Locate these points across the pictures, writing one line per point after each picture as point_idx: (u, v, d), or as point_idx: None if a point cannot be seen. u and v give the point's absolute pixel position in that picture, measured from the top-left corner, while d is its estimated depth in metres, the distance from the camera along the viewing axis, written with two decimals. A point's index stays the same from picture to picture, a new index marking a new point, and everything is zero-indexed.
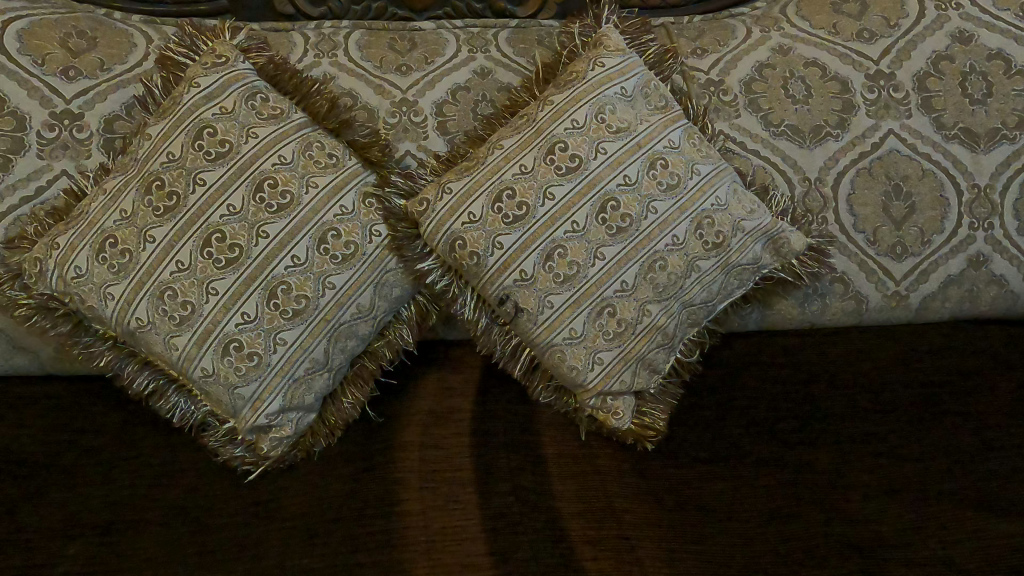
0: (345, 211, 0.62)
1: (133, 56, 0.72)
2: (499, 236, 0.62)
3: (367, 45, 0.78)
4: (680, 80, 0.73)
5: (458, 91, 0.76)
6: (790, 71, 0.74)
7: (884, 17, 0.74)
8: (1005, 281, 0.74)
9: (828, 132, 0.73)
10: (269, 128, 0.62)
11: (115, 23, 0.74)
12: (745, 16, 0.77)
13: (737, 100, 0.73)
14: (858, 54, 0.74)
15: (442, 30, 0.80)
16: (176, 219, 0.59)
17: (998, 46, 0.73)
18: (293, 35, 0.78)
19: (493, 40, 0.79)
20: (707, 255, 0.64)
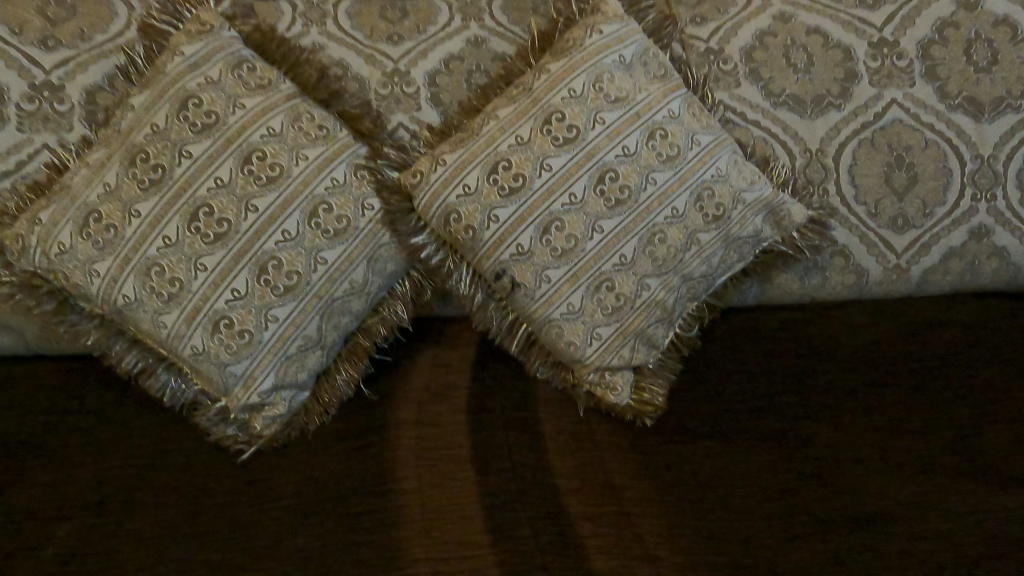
0: (336, 184, 0.60)
1: (116, 24, 0.69)
2: (494, 209, 0.60)
3: (356, 14, 0.74)
4: (680, 50, 0.70)
5: (452, 61, 0.74)
6: (793, 39, 0.72)
7: None
8: (1007, 252, 0.73)
9: (830, 102, 0.71)
10: (257, 99, 0.60)
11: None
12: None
13: (739, 68, 0.71)
14: (862, 21, 0.72)
15: None
16: (161, 193, 0.57)
17: (1006, 12, 0.71)
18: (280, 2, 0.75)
19: (488, 5, 0.75)
20: (706, 228, 0.63)
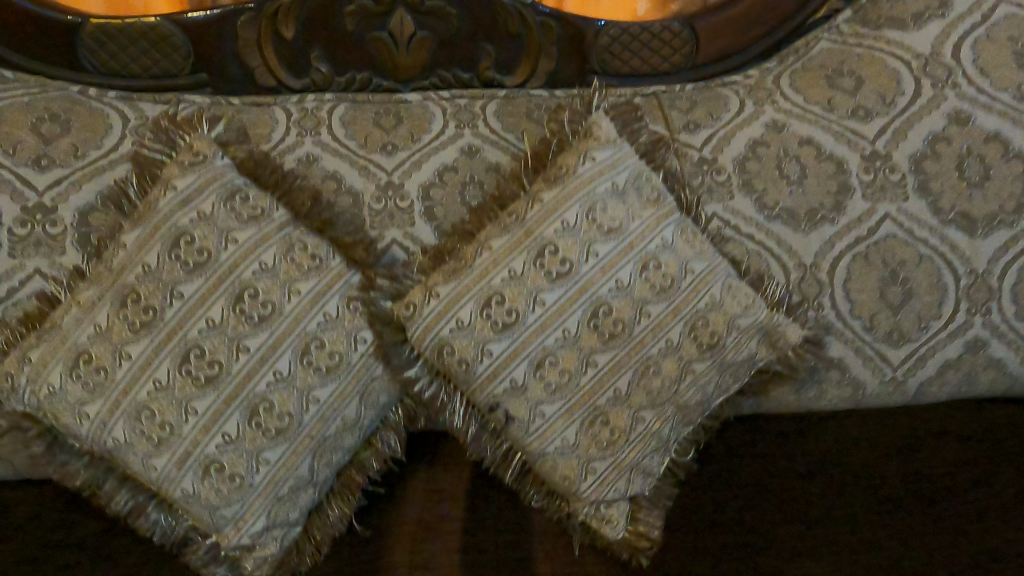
0: (329, 318, 0.61)
1: (110, 138, 0.72)
2: (487, 344, 0.60)
3: (353, 121, 0.78)
4: (675, 162, 0.72)
5: (446, 172, 0.75)
6: (785, 149, 0.74)
7: (881, 93, 0.74)
8: (1004, 364, 0.73)
9: (824, 215, 0.72)
10: (249, 232, 0.60)
11: (89, 102, 0.75)
12: (733, 92, 0.77)
13: (729, 180, 0.73)
14: (855, 132, 0.73)
15: (429, 101, 0.80)
16: (152, 336, 0.57)
17: (996, 128, 0.71)
18: (276, 108, 0.78)
19: (481, 112, 0.79)
20: (701, 357, 0.63)
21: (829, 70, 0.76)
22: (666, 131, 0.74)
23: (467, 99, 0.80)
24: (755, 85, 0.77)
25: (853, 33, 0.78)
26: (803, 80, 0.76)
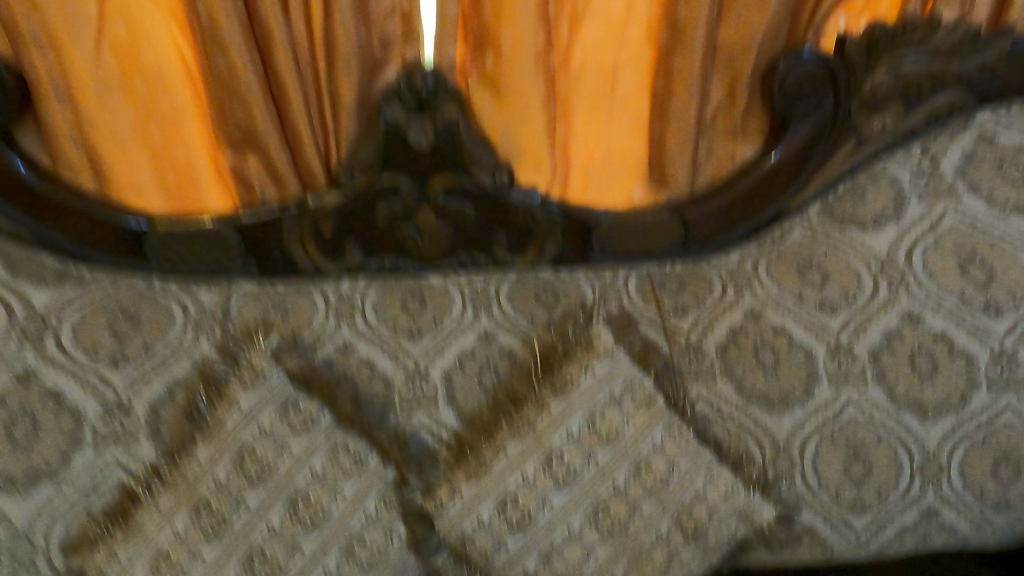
0: (366, 517, 0.79)
1: (170, 330, 0.87)
2: (502, 539, 0.75)
3: (382, 307, 0.91)
4: (665, 347, 0.90)
5: (464, 357, 0.92)
6: (760, 338, 0.88)
7: (843, 289, 0.87)
8: (954, 526, 0.89)
9: (796, 400, 0.88)
10: (301, 444, 0.78)
11: (155, 296, 0.87)
12: (716, 278, 0.90)
13: (712, 363, 0.89)
14: (821, 325, 0.88)
15: (450, 284, 0.92)
16: (222, 541, 0.75)
17: (944, 329, 0.86)
18: (315, 293, 0.91)
19: (494, 297, 0.92)
20: (686, 544, 0.77)
21: (800, 263, 0.89)
22: (653, 317, 0.91)
23: (482, 281, 0.92)
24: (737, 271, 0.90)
25: (823, 228, 0.89)
26: (779, 266, 0.89)
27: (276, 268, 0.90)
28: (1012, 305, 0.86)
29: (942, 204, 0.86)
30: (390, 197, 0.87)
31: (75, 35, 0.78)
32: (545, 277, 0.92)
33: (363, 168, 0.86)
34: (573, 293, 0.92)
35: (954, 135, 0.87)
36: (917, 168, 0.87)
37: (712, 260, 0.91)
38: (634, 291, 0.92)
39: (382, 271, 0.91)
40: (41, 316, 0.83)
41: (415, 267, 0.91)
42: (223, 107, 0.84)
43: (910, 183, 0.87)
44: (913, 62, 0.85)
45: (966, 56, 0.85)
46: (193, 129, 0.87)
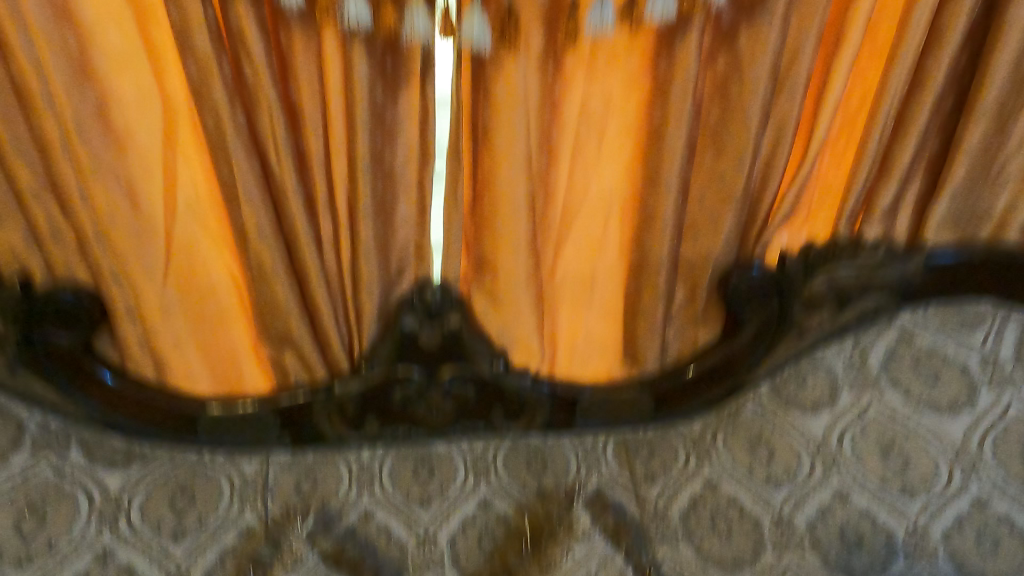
0: None
1: (220, 503, 1.00)
2: None
3: (396, 474, 1.05)
4: (633, 508, 1.03)
5: (466, 524, 1.02)
6: (715, 507, 1.01)
7: (786, 467, 1.02)
8: None
9: (744, 563, 0.98)
10: None
11: (208, 470, 1.02)
12: (681, 444, 1.07)
13: (675, 525, 1.01)
14: (767, 498, 1.01)
15: (455, 451, 1.08)
16: None
17: (870, 506, 0.98)
18: (341, 461, 1.06)
19: (492, 463, 1.07)
20: None
21: (752, 437, 1.05)
22: (624, 483, 1.05)
23: (482, 448, 1.08)
24: (697, 439, 1.07)
25: (772, 407, 1.06)
26: (733, 438, 1.06)
27: (308, 438, 1.06)
28: (925, 488, 0.98)
29: (867, 395, 1.02)
30: (404, 383, 1.03)
31: (145, 271, 0.93)
32: (536, 441, 1.09)
33: (381, 362, 1.01)
34: (558, 461, 1.07)
35: (879, 331, 1.03)
36: (849, 360, 1.04)
37: (677, 424, 1.10)
38: (611, 458, 1.07)
39: (397, 439, 1.08)
40: (116, 499, 0.97)
41: (425, 435, 1.08)
42: (264, 319, 0.99)
43: (842, 373, 1.03)
44: (846, 274, 1.01)
45: (893, 266, 1.01)
46: (239, 330, 1.03)
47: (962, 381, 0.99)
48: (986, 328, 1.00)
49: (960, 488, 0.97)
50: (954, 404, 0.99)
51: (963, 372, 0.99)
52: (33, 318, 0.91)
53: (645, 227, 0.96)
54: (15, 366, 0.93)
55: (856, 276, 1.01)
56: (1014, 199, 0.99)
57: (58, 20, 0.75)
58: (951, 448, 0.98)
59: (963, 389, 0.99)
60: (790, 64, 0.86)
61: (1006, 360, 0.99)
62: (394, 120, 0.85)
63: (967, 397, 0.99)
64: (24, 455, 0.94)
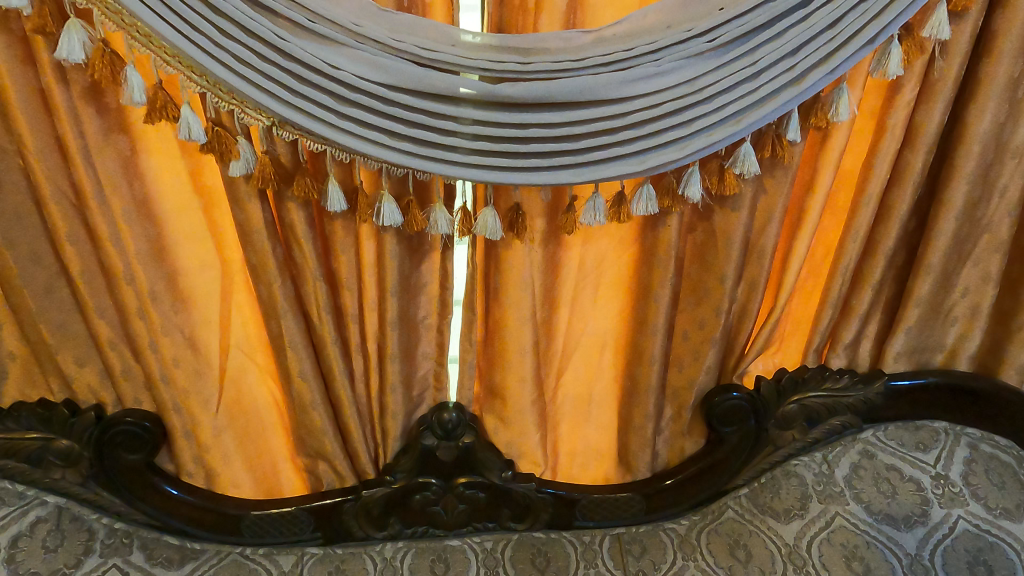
0: None
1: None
2: None
3: (415, 567, 1.14)
4: None
5: None
6: None
7: (762, 569, 1.09)
8: None
9: None
10: None
11: (251, 562, 1.13)
12: (669, 542, 1.17)
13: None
14: None
15: (466, 543, 1.19)
16: None
17: None
18: (366, 554, 1.16)
19: (501, 558, 1.16)
20: None
21: (731, 540, 1.14)
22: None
23: (491, 541, 1.19)
24: (681, 540, 1.16)
25: (748, 513, 1.15)
26: (715, 543, 1.14)
27: (338, 537, 1.19)
28: None
29: (833, 506, 1.11)
30: (424, 489, 1.14)
31: (201, 403, 1.07)
32: (539, 535, 1.20)
33: (404, 471, 1.13)
34: (559, 557, 1.16)
35: (845, 448, 1.16)
36: (818, 472, 1.15)
37: (665, 522, 1.22)
38: (607, 551, 1.17)
39: (416, 535, 1.19)
40: None
41: (441, 531, 1.19)
42: (302, 438, 1.13)
43: (812, 483, 1.14)
44: (815, 398, 1.15)
45: (855, 391, 1.16)
46: (279, 441, 1.19)
47: (915, 496, 1.10)
48: (936, 450, 1.14)
49: None
50: (909, 518, 1.09)
51: (916, 487, 1.11)
52: (105, 442, 1.06)
53: (635, 361, 1.10)
54: (87, 480, 1.07)
55: (823, 400, 1.15)
56: (962, 335, 1.15)
57: (141, 216, 0.90)
58: (906, 557, 1.07)
59: (916, 505, 1.09)
60: (759, 234, 0.99)
61: (954, 480, 1.11)
62: (418, 282, 1.00)
63: (920, 513, 1.09)
64: (95, 559, 1.04)
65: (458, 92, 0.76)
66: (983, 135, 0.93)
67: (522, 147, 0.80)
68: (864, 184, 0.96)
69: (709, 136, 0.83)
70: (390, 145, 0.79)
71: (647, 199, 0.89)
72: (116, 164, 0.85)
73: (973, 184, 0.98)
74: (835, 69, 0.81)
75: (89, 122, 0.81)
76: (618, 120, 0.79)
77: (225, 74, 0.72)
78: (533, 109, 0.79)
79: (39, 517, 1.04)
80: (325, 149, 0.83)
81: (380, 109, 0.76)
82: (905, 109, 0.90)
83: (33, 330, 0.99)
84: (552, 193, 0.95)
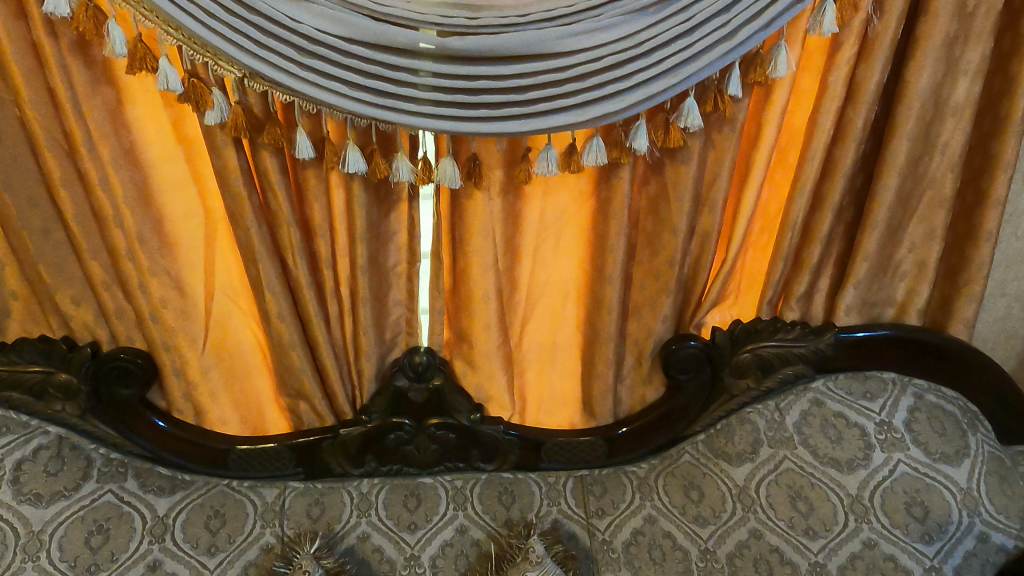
0: None
1: (246, 524, 1.18)
2: None
3: (389, 503, 1.22)
4: (586, 535, 1.18)
5: (446, 545, 1.18)
6: (653, 540, 1.16)
7: (713, 508, 1.16)
8: None
9: None
10: None
11: (236, 493, 1.22)
12: (628, 483, 1.25)
13: (617, 552, 1.16)
14: (694, 531, 1.16)
15: (438, 482, 1.26)
16: None
17: (778, 544, 1.13)
18: (344, 489, 1.25)
19: (470, 495, 1.24)
20: None
21: (686, 481, 1.21)
22: (578, 517, 1.21)
23: (461, 480, 1.26)
24: (641, 480, 1.24)
25: (702, 456, 1.23)
26: (671, 485, 1.21)
27: (319, 474, 1.27)
28: (825, 531, 1.12)
29: (782, 450, 1.18)
30: (398, 429, 1.21)
31: (190, 343, 1.16)
32: (506, 476, 1.27)
33: (378, 412, 1.21)
34: (525, 495, 1.24)
35: (796, 397, 1.21)
36: (770, 419, 1.20)
37: (627, 466, 1.29)
38: (569, 492, 1.24)
39: (391, 473, 1.27)
40: (163, 519, 1.15)
41: (415, 470, 1.27)
42: (283, 378, 1.20)
43: (764, 430, 1.20)
44: (769, 348, 1.20)
45: (806, 341, 1.21)
46: (263, 381, 1.27)
47: (859, 441, 1.16)
48: (882, 398, 1.20)
49: (856, 534, 1.12)
50: (852, 461, 1.15)
51: (860, 432, 1.17)
52: (102, 376, 1.14)
53: (594, 310, 1.16)
54: (86, 414, 1.15)
55: (777, 350, 1.20)
56: (911, 289, 1.21)
57: (128, 162, 0.98)
58: (848, 497, 1.14)
59: (860, 449, 1.16)
60: (709, 187, 1.05)
61: (897, 426, 1.17)
62: (387, 230, 1.07)
63: (863, 457, 1.15)
64: (92, 483, 1.13)
65: (417, 47, 0.83)
66: (923, 94, 0.98)
67: (472, 98, 0.86)
68: (809, 140, 1.02)
69: (648, 90, 0.88)
70: (348, 95, 0.85)
71: (597, 150, 0.95)
72: (103, 113, 0.93)
73: (915, 141, 1.03)
74: (770, 23, 0.87)
75: (77, 73, 0.89)
76: (563, 73, 0.85)
77: (195, 26, 0.78)
78: (483, 62, 0.85)
79: (41, 445, 1.12)
80: (293, 101, 0.89)
81: (342, 61, 0.83)
82: (846, 65, 0.95)
83: (33, 270, 1.08)
84: (508, 144, 1.01)
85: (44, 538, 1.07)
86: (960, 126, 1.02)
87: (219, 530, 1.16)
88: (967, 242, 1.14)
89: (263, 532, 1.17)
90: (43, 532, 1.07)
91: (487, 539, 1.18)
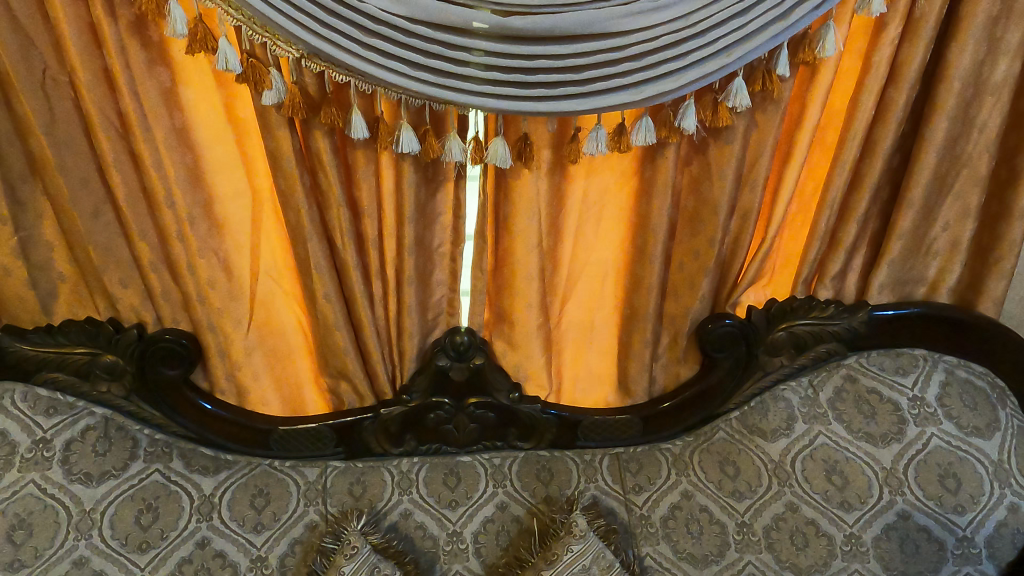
0: None
1: (290, 503, 1.19)
2: None
3: (430, 481, 1.24)
4: (624, 510, 1.21)
5: (488, 521, 1.20)
6: (691, 514, 1.19)
7: (749, 482, 1.19)
8: None
9: (711, 558, 1.16)
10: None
11: (279, 472, 1.22)
12: (664, 460, 1.26)
13: (655, 527, 1.19)
14: (731, 505, 1.19)
15: (476, 460, 1.27)
16: None
17: (814, 517, 1.16)
18: (384, 468, 1.25)
19: (509, 473, 1.25)
20: None
21: (722, 457, 1.23)
22: (616, 493, 1.23)
23: (500, 458, 1.27)
24: (677, 456, 1.25)
25: (737, 433, 1.24)
26: (707, 462, 1.22)
27: (357, 453, 1.28)
28: (860, 504, 1.16)
29: (816, 426, 1.20)
30: (438, 409, 1.23)
31: (234, 324, 1.17)
32: (543, 455, 1.28)
33: (419, 391, 1.22)
34: (562, 472, 1.26)
35: (829, 374, 1.23)
36: (804, 396, 1.23)
37: (661, 442, 1.30)
38: (606, 469, 1.26)
39: (430, 452, 1.28)
40: (209, 498, 1.16)
41: (453, 449, 1.28)
42: (326, 358, 1.22)
43: (797, 406, 1.22)
44: (803, 326, 1.22)
45: (841, 319, 1.22)
46: (303, 362, 1.29)
47: (893, 417, 1.19)
48: (914, 374, 1.22)
49: (890, 506, 1.16)
50: (886, 436, 1.18)
51: (894, 407, 1.19)
52: (147, 358, 1.15)
53: (634, 289, 1.18)
54: (131, 394, 1.16)
55: (810, 327, 1.22)
56: (943, 268, 1.23)
57: (180, 144, 0.99)
58: (882, 470, 1.17)
59: (893, 424, 1.19)
60: (751, 167, 1.07)
61: (929, 402, 1.20)
62: (432, 211, 1.09)
63: (896, 431, 1.18)
64: (140, 464, 1.14)
65: (471, 26, 0.84)
66: (964, 73, 1.00)
67: (529, 78, 0.87)
68: (850, 120, 1.03)
69: (701, 69, 0.90)
70: (409, 75, 0.86)
71: (645, 130, 0.97)
72: (157, 94, 0.94)
73: (953, 120, 1.05)
74: (822, 2, 0.88)
75: (134, 54, 0.89)
76: (617, 52, 0.87)
77: (260, 6, 0.79)
78: (540, 42, 0.86)
79: (89, 425, 1.13)
80: (349, 81, 0.90)
81: (401, 41, 0.84)
82: (890, 45, 0.97)
83: (82, 251, 1.09)
84: (557, 125, 1.03)
85: (96, 516, 1.09)
86: (999, 104, 1.04)
87: (263, 508, 1.17)
88: (1000, 220, 1.17)
89: (307, 510, 1.19)
90: (95, 511, 1.09)
91: (527, 515, 1.21)
